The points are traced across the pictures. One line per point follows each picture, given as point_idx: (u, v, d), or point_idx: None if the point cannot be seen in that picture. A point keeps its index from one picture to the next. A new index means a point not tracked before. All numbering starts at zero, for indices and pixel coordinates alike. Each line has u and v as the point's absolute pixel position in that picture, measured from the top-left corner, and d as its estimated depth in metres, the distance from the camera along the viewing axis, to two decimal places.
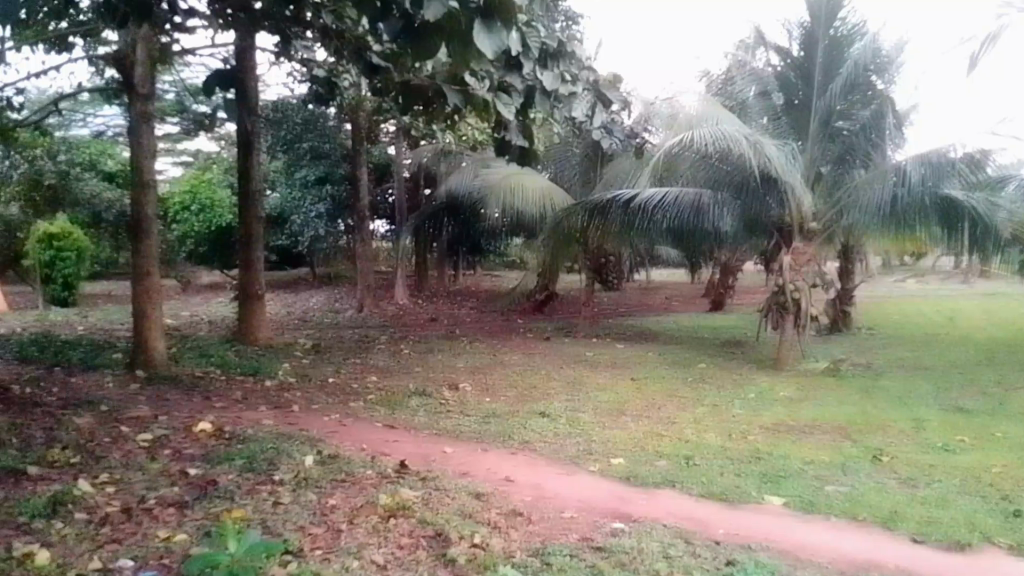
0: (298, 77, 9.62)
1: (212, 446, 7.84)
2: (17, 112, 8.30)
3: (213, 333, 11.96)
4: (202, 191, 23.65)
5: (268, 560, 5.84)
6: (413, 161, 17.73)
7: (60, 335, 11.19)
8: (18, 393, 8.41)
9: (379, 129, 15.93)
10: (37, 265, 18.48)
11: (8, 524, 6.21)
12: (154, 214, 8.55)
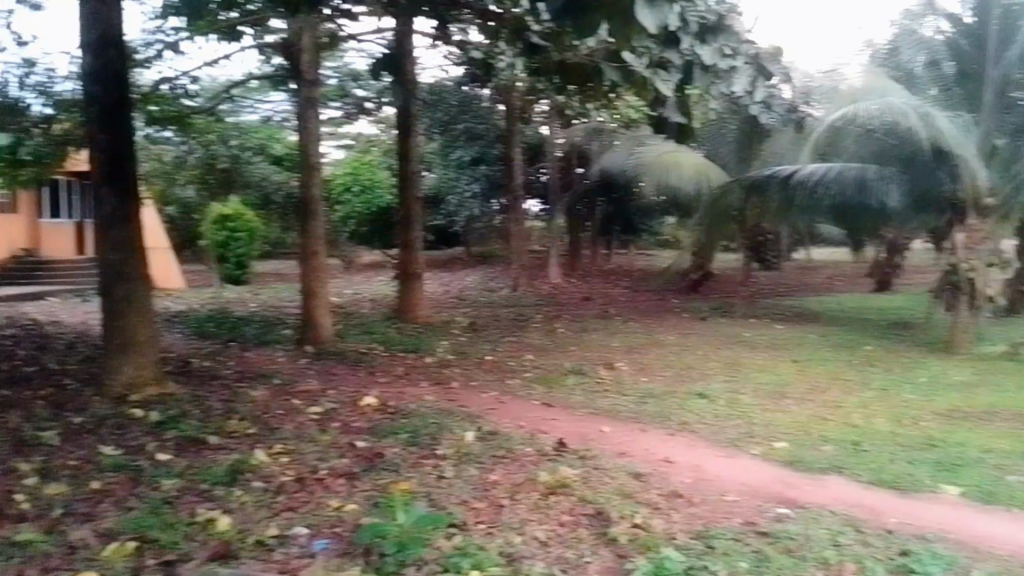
0: (454, 59, 9.82)
1: (378, 419, 8.04)
2: (194, 101, 8.68)
3: (374, 311, 12.33)
4: (363, 173, 22.38)
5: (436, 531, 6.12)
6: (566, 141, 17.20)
7: (235, 312, 11.76)
8: (199, 366, 8.88)
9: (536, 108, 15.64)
10: (212, 244, 18.64)
11: (192, 489, 6.59)
12: (318, 195, 8.91)
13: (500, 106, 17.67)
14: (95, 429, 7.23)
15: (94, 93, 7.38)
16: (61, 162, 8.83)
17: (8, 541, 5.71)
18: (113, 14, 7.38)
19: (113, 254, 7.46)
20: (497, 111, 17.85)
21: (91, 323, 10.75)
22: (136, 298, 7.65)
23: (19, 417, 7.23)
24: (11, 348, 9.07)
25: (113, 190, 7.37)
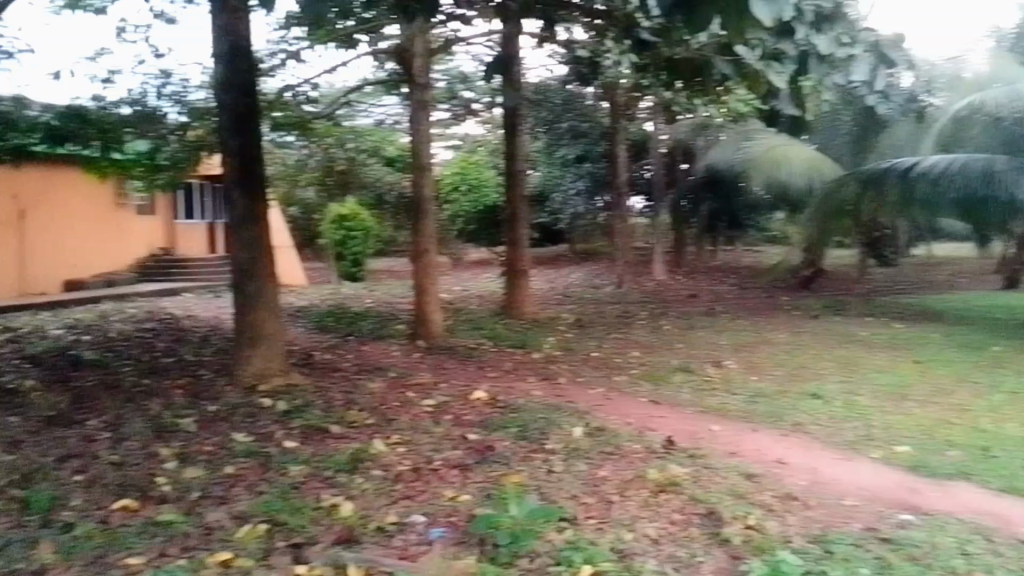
0: (561, 57, 9.92)
1: (489, 413, 8.22)
2: (313, 107, 9.10)
3: (482, 307, 12.61)
4: (471, 173, 22.57)
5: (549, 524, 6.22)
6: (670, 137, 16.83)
7: (352, 308, 12.26)
8: (320, 358, 9.30)
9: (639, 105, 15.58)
10: (332, 244, 19.33)
11: (317, 475, 6.92)
12: (429, 194, 9.20)
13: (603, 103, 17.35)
14: (228, 417, 7.68)
15: (227, 100, 7.81)
16: (194, 166, 9.44)
17: (153, 520, 6.14)
18: (241, 26, 7.78)
19: (244, 252, 7.93)
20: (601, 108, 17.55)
21: (223, 317, 11.44)
22: (263, 294, 8.10)
23: (161, 404, 7.76)
24: (152, 340, 9.76)
25: (244, 191, 7.81)
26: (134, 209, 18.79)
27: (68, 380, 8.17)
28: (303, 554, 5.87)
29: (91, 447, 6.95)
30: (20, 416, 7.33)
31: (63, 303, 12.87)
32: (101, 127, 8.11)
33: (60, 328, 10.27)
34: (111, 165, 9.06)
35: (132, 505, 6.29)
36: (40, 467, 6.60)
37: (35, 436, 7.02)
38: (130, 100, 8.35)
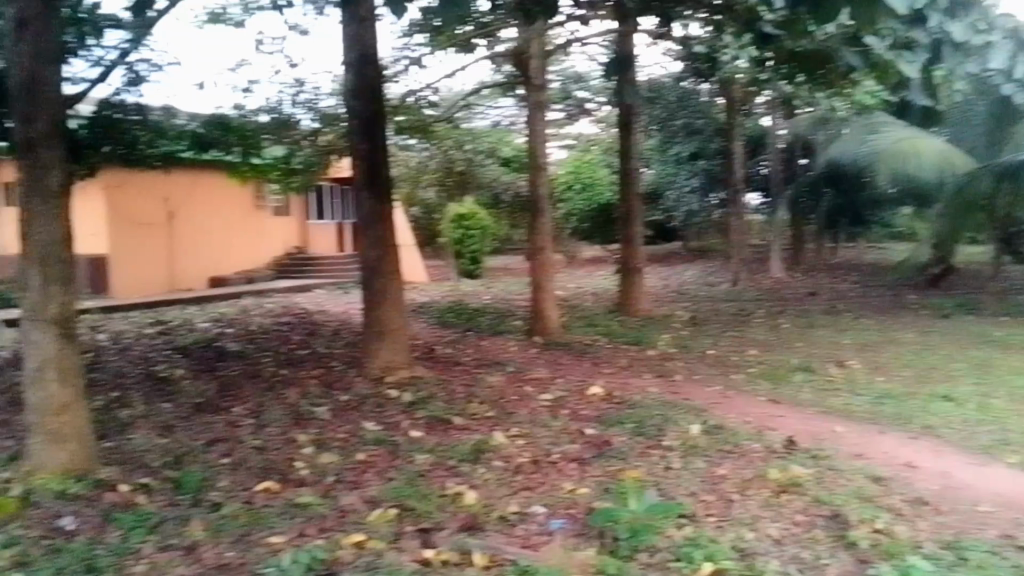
0: (675, 54, 9.94)
1: (606, 408, 8.32)
2: (434, 111, 9.47)
3: (597, 304, 12.78)
4: (584, 172, 22.65)
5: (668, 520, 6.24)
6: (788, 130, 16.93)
7: (470, 304, 12.66)
8: (442, 353, 9.66)
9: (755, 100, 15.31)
10: (450, 242, 19.87)
11: (442, 464, 7.22)
12: (546, 193, 9.42)
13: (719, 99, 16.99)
14: (359, 406, 8.09)
15: (356, 107, 8.15)
16: (325, 170, 10.01)
17: (293, 502, 6.56)
18: (368, 34, 8.10)
19: (372, 250, 8.34)
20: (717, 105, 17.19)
21: (351, 312, 12.04)
22: (389, 290, 8.49)
23: (298, 393, 8.26)
24: (288, 333, 10.40)
25: (373, 194, 8.20)
26: (269, 210, 19.97)
27: (215, 370, 8.82)
28: (430, 539, 6.14)
29: (236, 432, 7.46)
30: (174, 402, 7.97)
31: (209, 299, 13.86)
32: (241, 134, 8.70)
33: (206, 321, 11.09)
34: (250, 169, 9.71)
35: (273, 487, 6.73)
36: (193, 449, 7.14)
37: (187, 420, 7.61)
38: (268, 108, 8.95)
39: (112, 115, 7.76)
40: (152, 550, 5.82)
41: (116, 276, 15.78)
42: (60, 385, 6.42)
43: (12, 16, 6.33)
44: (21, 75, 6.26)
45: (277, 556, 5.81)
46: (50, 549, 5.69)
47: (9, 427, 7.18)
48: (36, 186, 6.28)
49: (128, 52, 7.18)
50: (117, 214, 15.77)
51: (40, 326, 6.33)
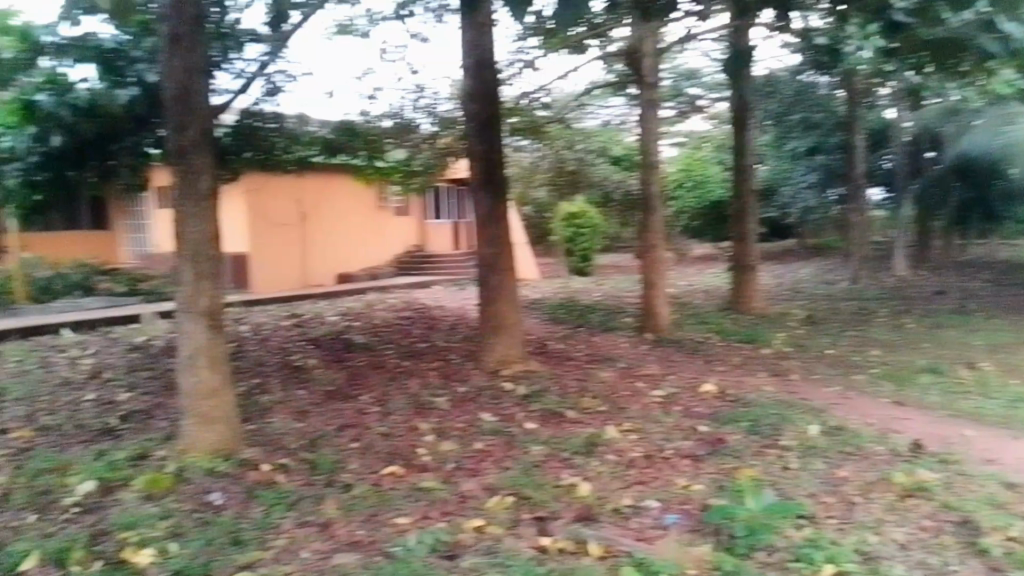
0: (793, 45, 9.79)
1: (719, 406, 8.29)
2: (546, 112, 9.75)
3: (709, 302, 12.71)
4: (696, 169, 22.38)
5: (787, 520, 6.14)
6: (915, 123, 16.06)
7: (580, 301, 12.85)
8: (554, 348, 9.86)
9: (877, 92, 14.77)
10: (562, 240, 20.32)
11: (556, 455, 7.39)
12: (657, 191, 9.53)
13: (839, 91, 16.33)
14: (476, 398, 8.39)
15: (473, 109, 8.43)
16: (442, 172, 10.45)
17: (417, 486, 6.89)
18: (486, 39, 8.38)
19: (488, 247, 8.61)
20: (837, 96, 16.47)
21: (467, 308, 12.45)
22: (504, 287, 8.75)
23: (418, 384, 8.65)
24: (408, 326, 10.87)
25: (489, 193, 8.47)
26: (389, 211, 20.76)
27: (343, 360, 9.34)
28: (546, 527, 6.31)
29: (363, 419, 7.88)
30: (307, 389, 8.49)
31: (336, 295, 14.63)
32: (366, 138, 9.21)
33: (334, 315, 11.73)
34: (374, 172, 10.20)
35: (398, 472, 7.09)
36: (324, 433, 7.60)
37: (319, 406, 8.10)
38: (391, 113, 9.43)
39: (252, 123, 8.20)
40: (290, 526, 6.26)
41: (258, 274, 16.81)
42: (209, 371, 7.00)
43: (165, 32, 6.78)
44: (172, 86, 6.78)
45: (403, 536, 6.14)
46: (201, 521, 6.22)
47: (165, 409, 7.86)
48: (187, 191, 6.84)
49: (268, 64, 7.46)
50: (257, 214, 16.79)
51: (193, 317, 6.91)
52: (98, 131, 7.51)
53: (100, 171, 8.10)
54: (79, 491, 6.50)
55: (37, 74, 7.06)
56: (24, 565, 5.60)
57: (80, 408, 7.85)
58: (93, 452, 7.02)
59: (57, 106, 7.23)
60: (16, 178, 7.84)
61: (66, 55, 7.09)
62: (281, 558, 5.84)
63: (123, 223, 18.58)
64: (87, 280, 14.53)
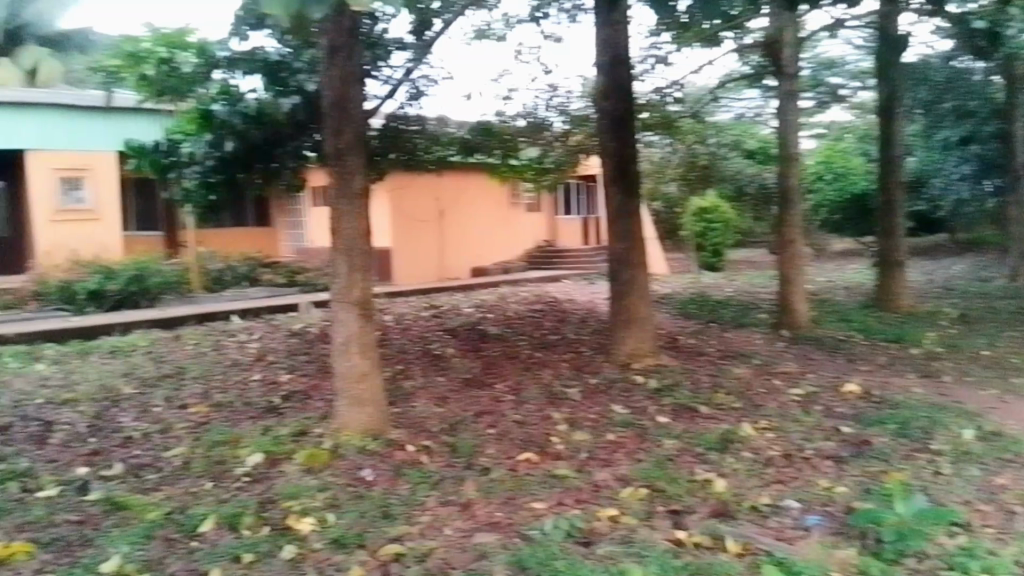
0: (945, 28, 9.32)
1: (863, 407, 8.04)
2: (679, 106, 9.74)
3: (851, 299, 12.28)
4: (838, 160, 21.68)
5: (938, 527, 5.90)
6: None
7: (714, 296, 12.72)
8: (687, 343, 9.84)
9: None
10: (693, 235, 20.02)
11: (691, 450, 7.40)
12: (795, 184, 9.41)
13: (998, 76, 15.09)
14: (608, 390, 8.52)
15: (605, 108, 8.55)
16: (573, 169, 10.63)
17: (551, 473, 7.11)
18: (620, 35, 8.48)
19: (621, 243, 8.70)
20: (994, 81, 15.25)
21: (598, 302, 12.60)
22: (635, 281, 8.85)
23: (551, 374, 8.88)
24: (541, 319, 11.14)
25: (621, 188, 8.54)
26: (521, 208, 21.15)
27: (479, 350, 9.71)
28: (682, 521, 6.35)
29: (499, 406, 8.18)
30: (447, 376, 8.90)
31: (472, 288, 15.17)
32: (501, 138, 9.55)
33: (471, 307, 12.18)
34: (508, 170, 10.46)
35: (533, 458, 7.34)
36: (463, 419, 7.96)
37: (458, 392, 8.48)
38: (524, 113, 9.70)
39: (397, 126, 8.71)
40: (434, 503, 6.65)
41: (398, 267, 17.69)
42: (360, 357, 7.54)
43: (323, 45, 7.28)
44: (332, 95, 7.32)
45: (540, 520, 6.37)
46: (354, 495, 6.70)
47: (320, 391, 8.47)
48: (342, 190, 7.38)
49: (412, 70, 7.72)
50: (398, 213, 17.66)
51: (346, 307, 7.47)
52: (264, 136, 7.88)
53: (267, 176, 8.31)
54: (249, 462, 7.16)
55: (212, 86, 7.78)
56: (202, 527, 6.23)
57: (247, 387, 8.59)
58: (259, 428, 7.68)
59: (229, 115, 7.77)
60: (194, 180, 8.09)
61: (236, 68, 7.73)
62: (427, 534, 6.21)
63: (283, 220, 20.00)
64: (253, 271, 16.01)
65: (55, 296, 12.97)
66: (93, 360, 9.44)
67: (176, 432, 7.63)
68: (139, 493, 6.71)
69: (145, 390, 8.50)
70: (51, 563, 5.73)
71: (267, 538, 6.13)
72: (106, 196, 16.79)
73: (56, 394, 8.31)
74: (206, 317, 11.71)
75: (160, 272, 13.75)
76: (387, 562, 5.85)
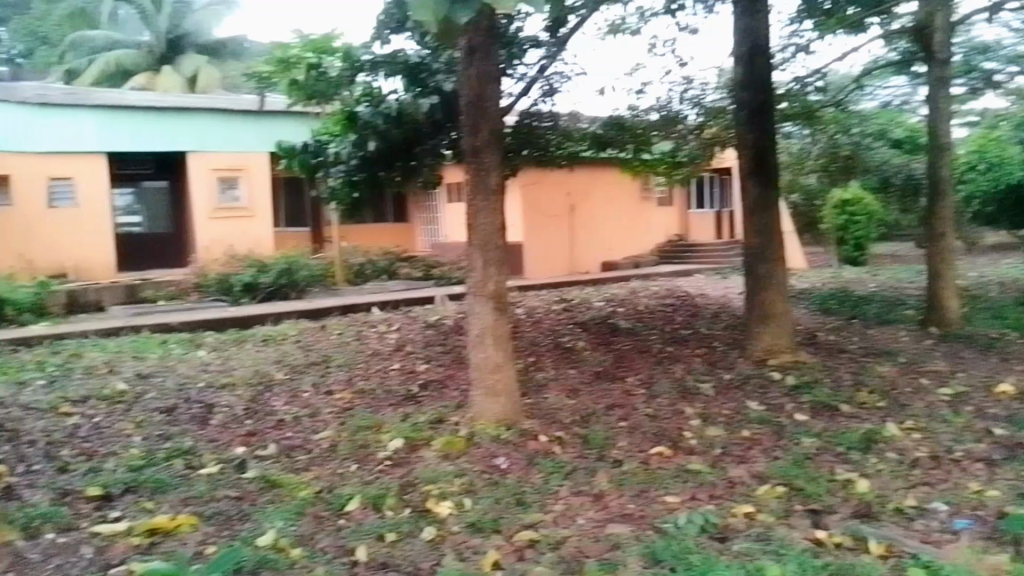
0: None
1: (1019, 408, 7.64)
2: (820, 96, 9.73)
3: (1008, 296, 11.65)
4: (992, 148, 20.36)
5: None
6: None
7: (856, 291, 12.33)
8: (826, 339, 9.62)
9: None
10: (833, 227, 19.83)
11: (830, 450, 7.23)
12: (948, 175, 9.15)
13: None
14: (742, 386, 8.42)
15: (743, 98, 8.43)
16: (707, 162, 10.65)
17: (684, 467, 7.10)
18: (762, 25, 8.33)
19: (759, 238, 8.58)
20: None
21: (731, 298, 12.46)
22: (774, 276, 8.72)
23: (684, 368, 8.85)
24: (672, 313, 11.14)
25: (759, 181, 8.44)
26: (652, 202, 21.51)
27: (610, 343, 9.78)
28: (821, 521, 6.20)
29: (630, 399, 8.23)
30: (578, 368, 9.02)
31: (603, 282, 15.38)
32: (633, 132, 9.67)
33: (601, 300, 12.29)
34: (641, 165, 10.48)
35: (666, 452, 7.35)
36: (595, 411, 8.05)
37: (589, 385, 8.59)
38: (658, 107, 9.91)
39: (531, 123, 8.87)
40: (566, 493, 6.78)
41: (528, 263, 18.46)
42: (494, 348, 7.75)
43: (462, 45, 7.50)
44: (470, 94, 7.57)
45: (673, 514, 6.38)
46: (490, 481, 6.93)
47: (457, 380, 8.80)
48: (479, 186, 7.59)
49: (547, 66, 7.86)
50: (529, 207, 18.37)
51: (481, 300, 7.71)
52: (403, 135, 8.20)
53: (407, 174, 8.61)
54: (390, 446, 7.53)
55: (356, 89, 8.15)
56: (349, 506, 6.58)
57: (387, 375, 9.02)
58: (400, 414, 8.05)
59: (372, 116, 8.13)
60: (339, 179, 8.55)
61: (379, 70, 8.06)
62: (560, 522, 6.35)
63: (421, 216, 20.70)
64: (391, 266, 16.72)
65: (213, 287, 13.97)
66: (248, 348, 10.16)
67: (324, 417, 8.10)
68: (292, 472, 7.14)
69: (295, 375, 9.09)
70: (214, 535, 6.13)
71: (409, 519, 6.42)
72: (259, 196, 18.20)
73: (217, 378, 9.00)
74: (348, 308, 12.49)
75: (308, 266, 14.62)
76: (522, 547, 6.01)
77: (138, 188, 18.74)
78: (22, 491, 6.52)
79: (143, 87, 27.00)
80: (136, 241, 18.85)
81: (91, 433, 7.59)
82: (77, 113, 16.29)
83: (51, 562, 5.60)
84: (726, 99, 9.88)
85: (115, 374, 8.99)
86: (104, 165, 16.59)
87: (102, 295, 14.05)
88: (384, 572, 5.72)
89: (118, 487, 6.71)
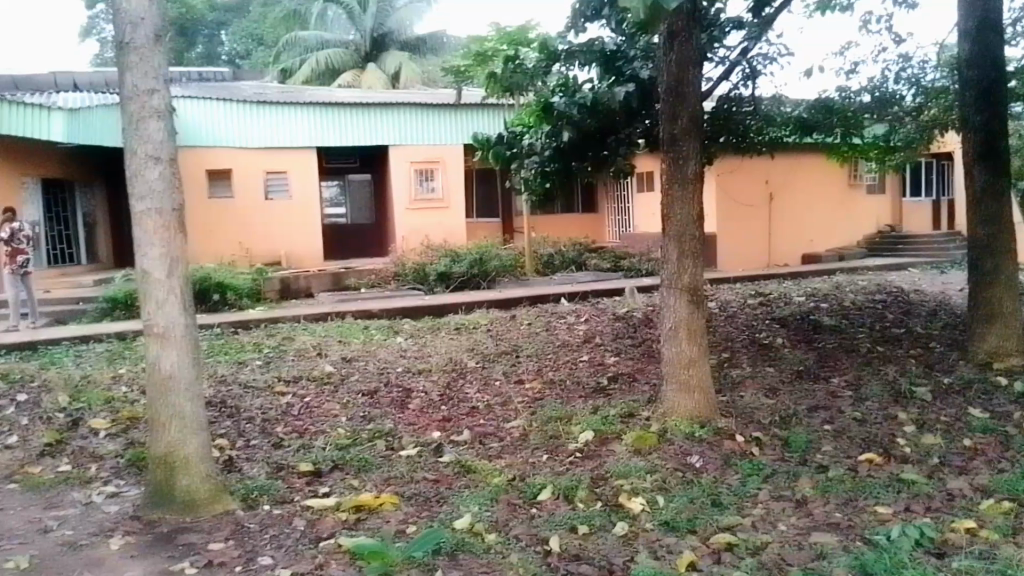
0: None
1: None
2: None
3: None
4: None
5: None
6: None
7: None
8: None
9: None
10: None
11: None
12: None
13: None
14: (964, 391, 7.88)
15: (969, 77, 8.11)
16: (927, 145, 10.87)
17: (898, 476, 6.50)
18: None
19: (986, 229, 8.18)
20: None
21: (949, 298, 11.55)
22: (1002, 271, 8.20)
23: (896, 370, 8.41)
24: (882, 310, 10.70)
25: (984, 168, 8.06)
26: (861, 190, 20.76)
27: (812, 342, 9.46)
28: None
29: (836, 402, 7.84)
30: (777, 366, 8.75)
31: (803, 275, 15.03)
32: (843, 115, 9.30)
33: (801, 295, 11.89)
34: (848, 150, 10.10)
35: (876, 459, 6.80)
36: (796, 412, 7.70)
37: (789, 385, 8.27)
38: (871, 88, 9.71)
39: (729, 108, 8.64)
40: (766, 497, 6.33)
41: (722, 254, 18.43)
42: (688, 343, 7.51)
43: (664, 31, 7.26)
44: (669, 80, 7.27)
45: (886, 526, 5.75)
46: (683, 479, 6.65)
47: (646, 373, 8.73)
48: (676, 174, 7.31)
49: (750, 48, 7.49)
50: (724, 198, 18.33)
51: (674, 293, 7.47)
52: (597, 124, 8.28)
53: (597, 164, 8.66)
54: (581, 438, 7.42)
55: (552, 80, 8.28)
56: (541, 496, 6.43)
57: (577, 367, 9.06)
58: (591, 406, 8.02)
59: (568, 106, 8.21)
60: (532, 170, 8.66)
61: (574, 59, 8.12)
62: (759, 527, 5.86)
63: (609, 206, 20.86)
64: (580, 257, 16.87)
65: (411, 276, 14.61)
66: (443, 336, 10.53)
67: (515, 406, 8.19)
68: (486, 459, 7.16)
69: (488, 364, 9.32)
70: (414, 515, 6.12)
71: (600, 513, 6.16)
72: (454, 188, 18.81)
73: (414, 364, 9.38)
74: (537, 299, 12.70)
75: (498, 256, 15.10)
76: (719, 550, 5.53)
77: (343, 181, 20.24)
78: (241, 463, 6.95)
79: (347, 84, 28.42)
80: (342, 232, 20.34)
81: (303, 412, 8.05)
82: (292, 110, 17.52)
83: (267, 531, 5.78)
84: (948, 79, 9.79)
85: (323, 357, 9.55)
86: (313, 160, 17.85)
87: (310, 282, 15.00)
88: (577, 563, 5.40)
89: (327, 465, 6.98)
